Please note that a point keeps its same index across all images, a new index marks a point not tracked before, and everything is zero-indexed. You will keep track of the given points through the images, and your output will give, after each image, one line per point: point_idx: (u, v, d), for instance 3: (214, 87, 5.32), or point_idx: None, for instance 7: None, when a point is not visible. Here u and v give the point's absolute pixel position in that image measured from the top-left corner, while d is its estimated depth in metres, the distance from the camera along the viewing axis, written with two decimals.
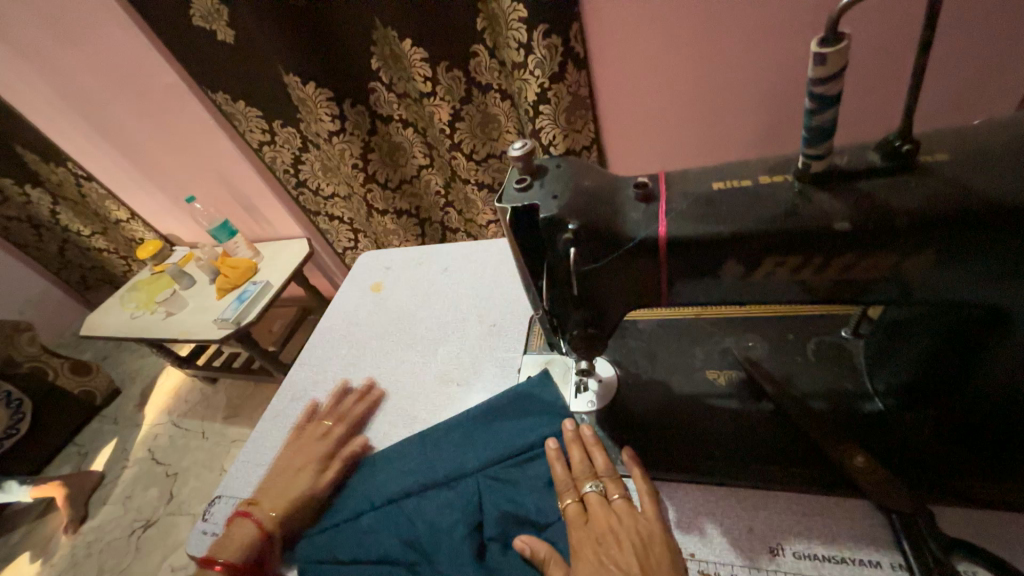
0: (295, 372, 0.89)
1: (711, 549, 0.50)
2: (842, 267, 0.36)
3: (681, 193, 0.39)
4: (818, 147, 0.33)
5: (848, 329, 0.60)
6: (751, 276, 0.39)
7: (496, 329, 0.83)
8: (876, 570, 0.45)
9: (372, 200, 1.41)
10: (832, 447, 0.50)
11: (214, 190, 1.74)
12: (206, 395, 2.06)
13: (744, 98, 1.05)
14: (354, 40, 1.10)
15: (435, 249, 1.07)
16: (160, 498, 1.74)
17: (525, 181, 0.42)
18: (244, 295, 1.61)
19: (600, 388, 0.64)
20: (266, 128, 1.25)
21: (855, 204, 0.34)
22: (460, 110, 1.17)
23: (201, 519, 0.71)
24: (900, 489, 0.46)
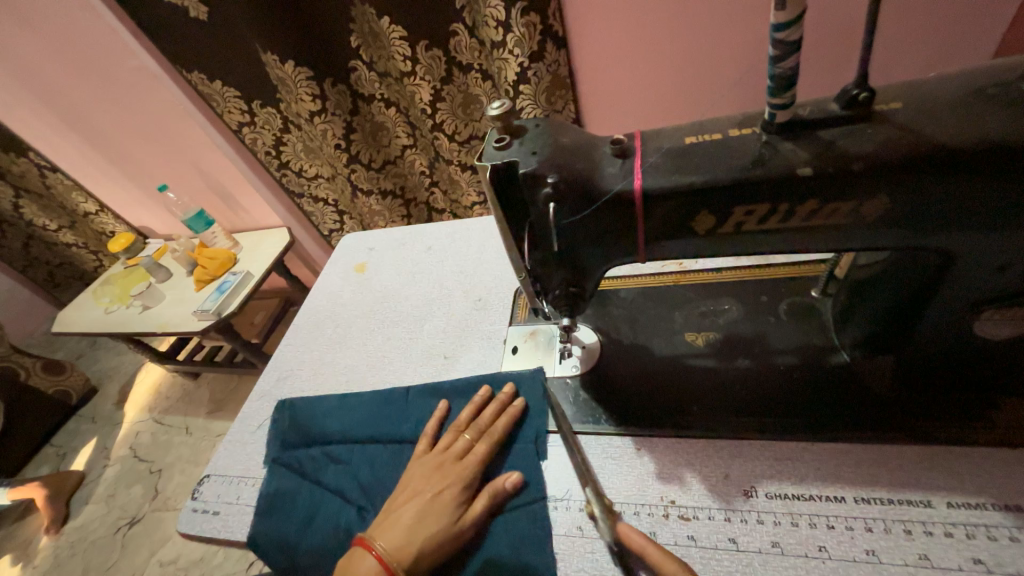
0: (281, 354, 0.88)
1: (690, 495, 0.52)
2: (805, 215, 0.38)
3: (655, 148, 0.40)
4: (782, 96, 0.34)
5: (818, 289, 0.63)
6: (722, 228, 0.41)
7: (481, 304, 0.84)
8: (840, 504, 0.48)
9: (356, 180, 1.39)
10: None
11: (188, 179, 1.69)
12: (188, 389, 2.02)
13: (721, 73, 1.08)
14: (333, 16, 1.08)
15: (419, 228, 1.06)
16: (144, 495, 1.71)
17: (505, 141, 0.42)
18: (223, 285, 1.58)
19: (584, 353, 0.66)
20: (244, 109, 1.22)
21: (815, 151, 0.36)
22: (440, 90, 1.17)
23: (190, 499, 0.70)
24: None
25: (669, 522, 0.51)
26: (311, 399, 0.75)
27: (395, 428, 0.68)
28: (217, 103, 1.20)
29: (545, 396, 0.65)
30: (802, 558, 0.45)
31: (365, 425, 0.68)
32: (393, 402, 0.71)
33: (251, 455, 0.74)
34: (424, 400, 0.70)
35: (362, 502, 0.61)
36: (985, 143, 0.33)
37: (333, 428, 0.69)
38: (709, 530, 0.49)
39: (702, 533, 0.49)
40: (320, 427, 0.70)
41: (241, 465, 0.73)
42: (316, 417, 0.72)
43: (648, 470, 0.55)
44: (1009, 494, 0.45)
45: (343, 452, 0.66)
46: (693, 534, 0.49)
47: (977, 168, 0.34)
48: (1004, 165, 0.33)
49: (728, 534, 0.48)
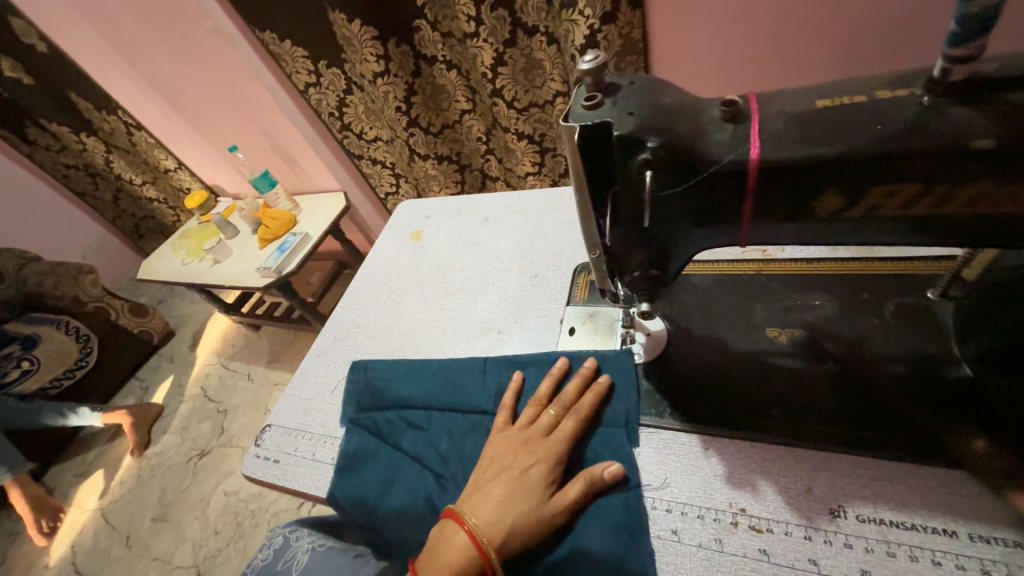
0: (337, 316, 0.90)
1: (764, 505, 0.48)
2: (965, 200, 0.31)
3: (776, 112, 0.34)
4: (965, 47, 0.27)
5: (934, 290, 0.54)
6: (850, 210, 0.34)
7: (538, 280, 0.81)
8: (950, 539, 0.41)
9: (414, 144, 1.38)
10: None
11: (256, 139, 1.75)
12: (251, 339, 2.17)
13: (823, 38, 0.94)
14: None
15: (477, 198, 1.04)
16: (213, 431, 1.88)
17: (595, 99, 0.37)
18: (284, 245, 1.65)
19: (648, 341, 0.62)
20: (311, 69, 1.22)
21: (999, 118, 0.28)
22: (503, 53, 1.11)
23: (254, 444, 0.75)
24: None
25: (738, 531, 0.47)
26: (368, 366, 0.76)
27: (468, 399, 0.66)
28: (287, 63, 1.22)
29: (631, 383, 0.60)
30: None
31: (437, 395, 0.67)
32: (459, 374, 0.69)
33: (308, 410, 0.77)
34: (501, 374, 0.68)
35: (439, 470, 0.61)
36: None
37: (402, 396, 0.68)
38: (785, 546, 0.45)
39: (776, 549, 0.45)
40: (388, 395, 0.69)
41: (300, 418, 0.76)
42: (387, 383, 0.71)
43: (716, 473, 0.51)
44: None
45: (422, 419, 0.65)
46: (766, 548, 0.45)
47: None
48: None
49: (808, 554, 0.44)
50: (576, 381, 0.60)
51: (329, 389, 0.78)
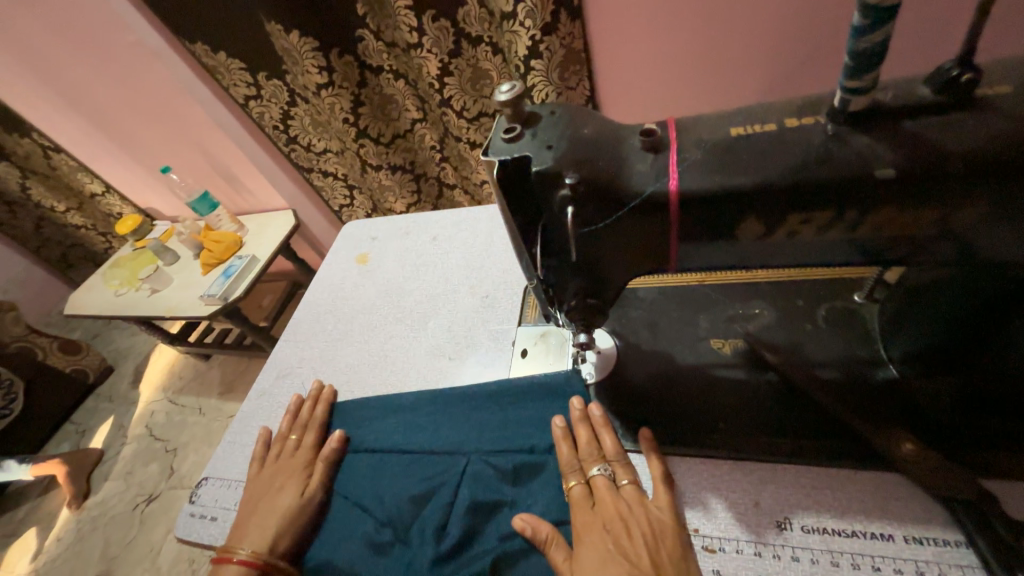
0: (279, 351, 0.85)
1: (715, 524, 0.47)
2: (876, 225, 0.32)
3: (694, 141, 0.34)
4: (860, 79, 0.27)
5: (862, 293, 0.57)
6: (771, 236, 0.34)
7: (489, 301, 0.79)
8: (888, 544, 0.43)
9: (366, 155, 1.31)
10: (864, 428, 0.47)
11: (191, 159, 1.64)
12: (200, 371, 2.03)
13: (753, 52, 0.98)
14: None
15: (424, 216, 1.01)
16: (161, 473, 1.74)
17: (515, 131, 0.36)
18: (228, 271, 1.55)
19: (599, 360, 0.61)
20: (250, 81, 1.14)
21: (898, 147, 0.29)
22: (448, 64, 1.08)
23: (188, 502, 0.68)
24: (952, 473, 0.42)
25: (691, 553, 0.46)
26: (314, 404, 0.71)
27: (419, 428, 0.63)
28: (222, 76, 1.13)
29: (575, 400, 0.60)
30: None
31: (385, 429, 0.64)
32: (405, 404, 0.66)
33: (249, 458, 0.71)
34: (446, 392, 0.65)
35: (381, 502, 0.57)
36: None
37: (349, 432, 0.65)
38: (737, 564, 0.45)
39: (729, 568, 0.45)
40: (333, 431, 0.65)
41: (240, 468, 0.70)
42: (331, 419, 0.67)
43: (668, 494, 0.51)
44: None
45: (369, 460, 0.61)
46: (718, 569, 0.45)
47: None
48: None
49: (759, 571, 0.44)
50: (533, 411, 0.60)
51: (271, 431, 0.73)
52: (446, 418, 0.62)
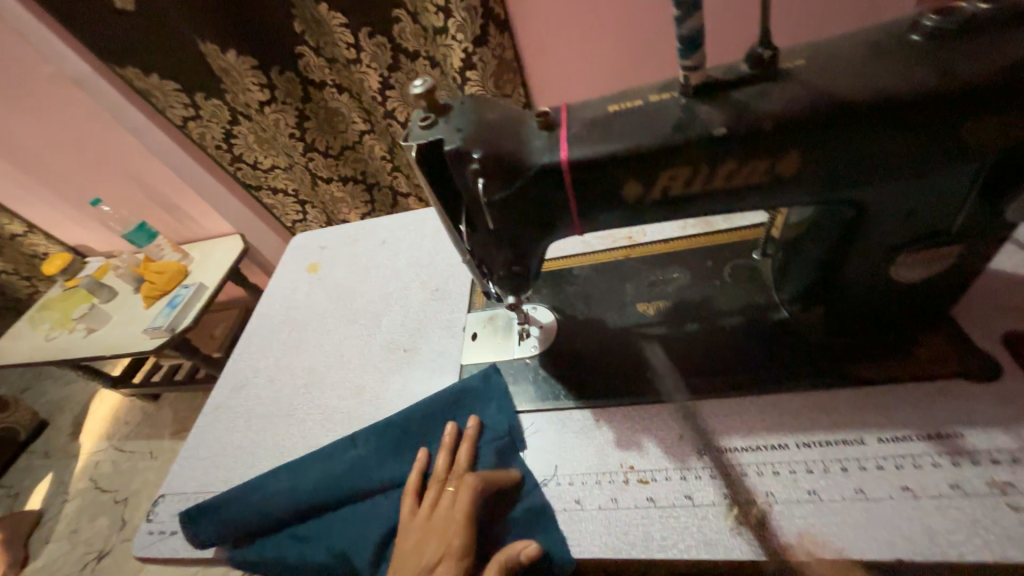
0: (234, 364, 0.85)
1: (648, 459, 0.54)
2: (726, 176, 0.39)
3: (579, 119, 0.40)
4: (693, 58, 0.35)
5: (758, 251, 0.66)
6: (650, 194, 0.41)
7: (439, 294, 0.83)
8: (784, 451, 0.50)
9: (315, 169, 1.33)
10: None
11: (123, 189, 1.58)
12: (148, 412, 1.92)
13: (659, 52, 1.11)
14: (272, 5, 1.04)
15: (372, 222, 1.04)
16: (111, 526, 1.63)
17: (431, 120, 0.41)
18: (173, 300, 1.50)
19: (542, 333, 0.67)
20: (187, 102, 1.14)
21: (729, 112, 0.36)
22: (388, 77, 1.13)
23: (145, 520, 0.67)
24: None
25: (629, 486, 0.52)
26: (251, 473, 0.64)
27: (361, 479, 0.59)
28: (158, 98, 1.12)
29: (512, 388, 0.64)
30: (752, 504, 0.48)
31: (322, 489, 0.59)
32: (343, 452, 0.62)
33: (208, 469, 0.71)
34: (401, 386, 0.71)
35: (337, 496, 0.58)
36: (885, 93, 0.34)
37: (285, 498, 0.59)
38: (667, 489, 0.51)
39: (661, 493, 0.51)
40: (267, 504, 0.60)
41: (198, 481, 0.70)
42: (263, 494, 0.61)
43: (606, 440, 0.57)
44: (931, 424, 0.47)
45: (313, 527, 0.57)
46: (652, 495, 0.51)
47: (883, 113, 0.34)
48: (899, 111, 0.34)
49: (685, 491, 0.50)
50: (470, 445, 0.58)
51: (230, 441, 0.73)
52: (392, 443, 0.62)
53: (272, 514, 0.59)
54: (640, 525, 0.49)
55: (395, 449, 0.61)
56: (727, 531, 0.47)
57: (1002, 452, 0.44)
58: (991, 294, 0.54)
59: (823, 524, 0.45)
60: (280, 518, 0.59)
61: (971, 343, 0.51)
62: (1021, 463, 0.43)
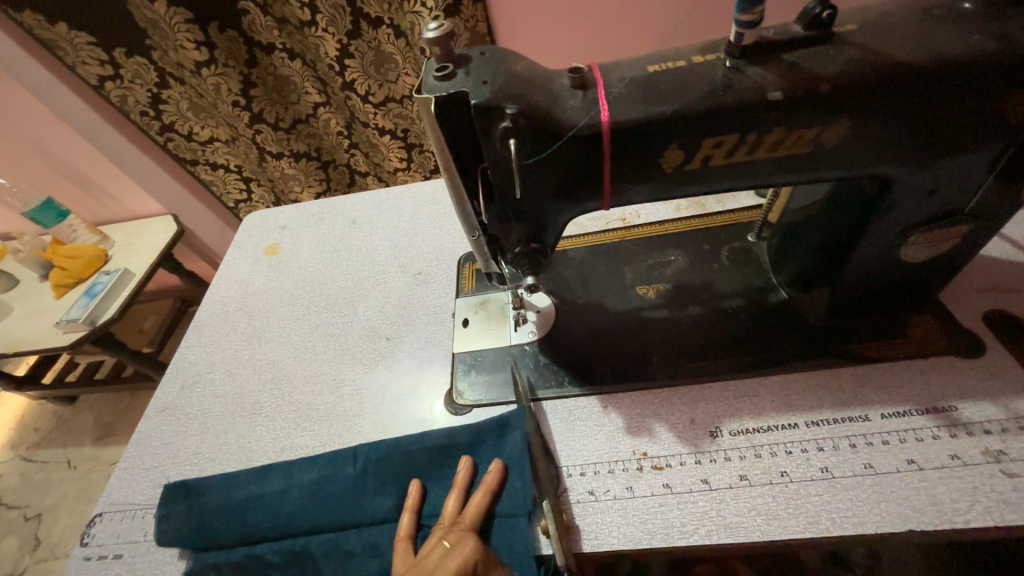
0: (181, 358, 0.74)
1: (661, 445, 0.52)
2: (770, 145, 0.37)
3: (617, 78, 0.36)
4: (751, 12, 0.32)
5: (753, 234, 0.66)
6: (690, 162, 0.38)
7: (421, 279, 0.77)
8: (794, 430, 0.50)
9: (262, 142, 1.19)
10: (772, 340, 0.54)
11: (23, 157, 1.34)
12: (63, 417, 1.67)
13: (643, 31, 1.09)
14: None
15: (340, 200, 0.94)
16: (21, 547, 1.40)
17: (447, 70, 0.36)
18: (92, 288, 1.29)
19: (539, 318, 0.63)
20: (105, 59, 0.97)
21: (783, 74, 0.34)
22: (347, 45, 1.02)
23: (78, 545, 0.56)
24: None
25: (644, 474, 0.50)
26: (223, 485, 0.56)
27: (353, 491, 0.53)
28: (67, 52, 0.94)
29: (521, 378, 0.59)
30: (768, 486, 0.47)
31: (313, 506, 0.53)
32: (339, 467, 0.55)
33: (156, 481, 0.61)
34: (388, 380, 0.65)
35: (324, 509, 0.52)
36: (937, 63, 0.33)
37: (265, 518, 0.53)
38: (682, 474, 0.50)
39: (677, 479, 0.49)
40: (245, 523, 0.53)
41: (146, 495, 0.60)
42: (241, 511, 0.54)
43: (617, 426, 0.54)
44: (928, 399, 0.49)
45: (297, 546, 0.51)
46: (668, 482, 0.49)
47: (928, 85, 0.34)
48: (943, 83, 0.33)
49: (701, 476, 0.49)
50: (482, 497, 0.49)
51: (182, 448, 0.63)
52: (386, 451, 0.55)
53: (250, 535, 0.52)
54: (657, 518, 0.47)
55: (394, 458, 0.55)
56: (746, 513, 0.46)
57: (993, 422, 0.47)
58: (969, 277, 0.57)
59: (839, 501, 0.45)
60: (255, 538, 0.52)
61: (954, 320, 0.54)
62: (1010, 433, 0.46)
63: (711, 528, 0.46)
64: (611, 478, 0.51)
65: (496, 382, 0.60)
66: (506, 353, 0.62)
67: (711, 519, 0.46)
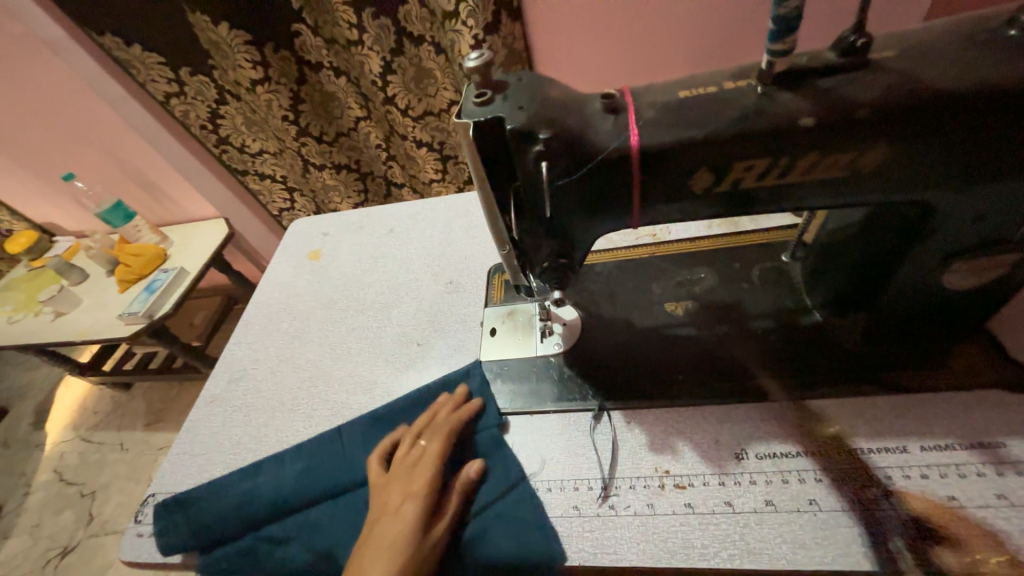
0: (229, 354, 0.80)
1: (683, 463, 0.52)
2: (801, 169, 0.37)
3: (648, 103, 0.37)
4: (782, 42, 0.32)
5: (787, 254, 0.64)
6: (719, 185, 0.39)
7: (452, 287, 0.79)
8: (825, 458, 0.49)
9: (307, 154, 1.26)
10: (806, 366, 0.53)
11: (100, 164, 1.47)
12: (120, 402, 1.80)
13: (681, 51, 1.09)
14: None
15: (378, 210, 0.99)
16: (78, 521, 1.52)
17: (485, 96, 0.38)
18: (153, 284, 1.41)
19: (565, 331, 0.64)
20: (172, 78, 1.06)
21: (815, 100, 0.34)
22: (391, 62, 1.08)
23: (132, 521, 0.62)
24: None
25: (666, 492, 0.50)
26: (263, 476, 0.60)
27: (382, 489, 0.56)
28: (140, 71, 1.04)
29: (546, 389, 0.61)
30: (795, 514, 0.46)
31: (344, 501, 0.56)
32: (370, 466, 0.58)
33: (203, 467, 0.66)
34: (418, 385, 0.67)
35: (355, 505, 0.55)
36: (979, 91, 0.32)
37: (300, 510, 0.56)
38: (705, 495, 0.49)
39: (699, 499, 0.49)
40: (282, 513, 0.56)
41: (193, 479, 0.65)
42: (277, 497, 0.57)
43: (639, 443, 0.55)
44: (973, 434, 0.47)
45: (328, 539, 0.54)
46: (690, 501, 0.49)
47: (970, 113, 0.33)
48: (987, 109, 0.33)
49: (725, 498, 0.49)
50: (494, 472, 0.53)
51: (228, 438, 0.68)
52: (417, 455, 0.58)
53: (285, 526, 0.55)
54: (678, 536, 0.47)
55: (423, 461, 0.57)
56: (770, 540, 0.45)
57: None
58: None
59: (871, 534, 0.44)
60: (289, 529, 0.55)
61: (1005, 351, 0.51)
62: None
63: (734, 552, 0.45)
64: (632, 494, 0.51)
65: (524, 393, 0.61)
66: (531, 363, 0.63)
67: (732, 542, 0.46)
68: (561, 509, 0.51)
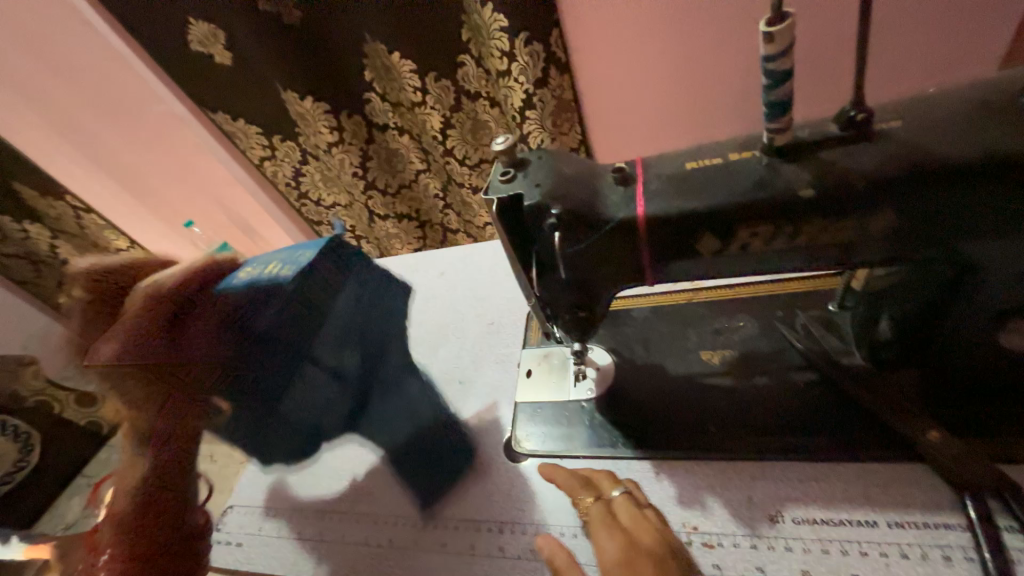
0: None
1: (714, 521, 0.51)
2: (810, 234, 0.38)
3: (656, 173, 0.41)
4: (777, 120, 0.35)
5: (834, 302, 0.62)
6: (728, 248, 0.40)
7: (494, 328, 0.84)
8: (871, 529, 0.46)
9: (373, 206, 1.42)
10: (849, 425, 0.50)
11: (211, 213, 1.74)
12: None
13: (726, 103, 1.13)
14: (346, 57, 1.13)
15: (433, 254, 1.08)
16: None
17: (509, 174, 0.44)
18: None
19: (598, 376, 0.65)
20: (266, 144, 1.26)
21: (817, 172, 0.36)
22: (450, 117, 1.20)
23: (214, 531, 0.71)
24: (974, 466, 0.45)
25: (693, 549, 0.49)
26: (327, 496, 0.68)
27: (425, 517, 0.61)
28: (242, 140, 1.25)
29: (580, 433, 0.62)
30: None
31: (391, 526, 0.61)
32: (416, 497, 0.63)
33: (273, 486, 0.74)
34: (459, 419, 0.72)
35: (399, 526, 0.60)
36: (991, 157, 0.33)
37: None
38: (735, 557, 0.48)
39: (729, 561, 0.48)
40: None
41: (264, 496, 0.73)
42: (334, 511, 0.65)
43: (668, 495, 0.54)
44: None
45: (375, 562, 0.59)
46: (719, 562, 0.48)
47: (985, 179, 0.33)
48: (1008, 172, 0.32)
49: (756, 562, 0.47)
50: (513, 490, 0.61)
51: None
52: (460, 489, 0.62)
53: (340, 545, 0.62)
54: None
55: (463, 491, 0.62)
56: None
57: None
58: None
59: None
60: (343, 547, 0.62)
61: None
62: None
63: None
64: None
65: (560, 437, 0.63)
66: (563, 406, 0.65)
67: None
68: (588, 557, 0.54)
